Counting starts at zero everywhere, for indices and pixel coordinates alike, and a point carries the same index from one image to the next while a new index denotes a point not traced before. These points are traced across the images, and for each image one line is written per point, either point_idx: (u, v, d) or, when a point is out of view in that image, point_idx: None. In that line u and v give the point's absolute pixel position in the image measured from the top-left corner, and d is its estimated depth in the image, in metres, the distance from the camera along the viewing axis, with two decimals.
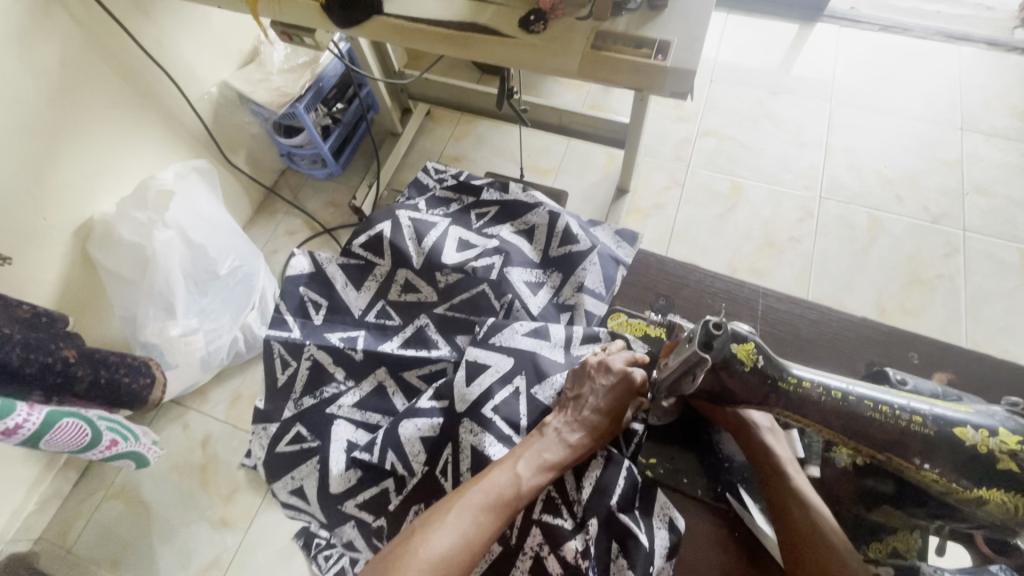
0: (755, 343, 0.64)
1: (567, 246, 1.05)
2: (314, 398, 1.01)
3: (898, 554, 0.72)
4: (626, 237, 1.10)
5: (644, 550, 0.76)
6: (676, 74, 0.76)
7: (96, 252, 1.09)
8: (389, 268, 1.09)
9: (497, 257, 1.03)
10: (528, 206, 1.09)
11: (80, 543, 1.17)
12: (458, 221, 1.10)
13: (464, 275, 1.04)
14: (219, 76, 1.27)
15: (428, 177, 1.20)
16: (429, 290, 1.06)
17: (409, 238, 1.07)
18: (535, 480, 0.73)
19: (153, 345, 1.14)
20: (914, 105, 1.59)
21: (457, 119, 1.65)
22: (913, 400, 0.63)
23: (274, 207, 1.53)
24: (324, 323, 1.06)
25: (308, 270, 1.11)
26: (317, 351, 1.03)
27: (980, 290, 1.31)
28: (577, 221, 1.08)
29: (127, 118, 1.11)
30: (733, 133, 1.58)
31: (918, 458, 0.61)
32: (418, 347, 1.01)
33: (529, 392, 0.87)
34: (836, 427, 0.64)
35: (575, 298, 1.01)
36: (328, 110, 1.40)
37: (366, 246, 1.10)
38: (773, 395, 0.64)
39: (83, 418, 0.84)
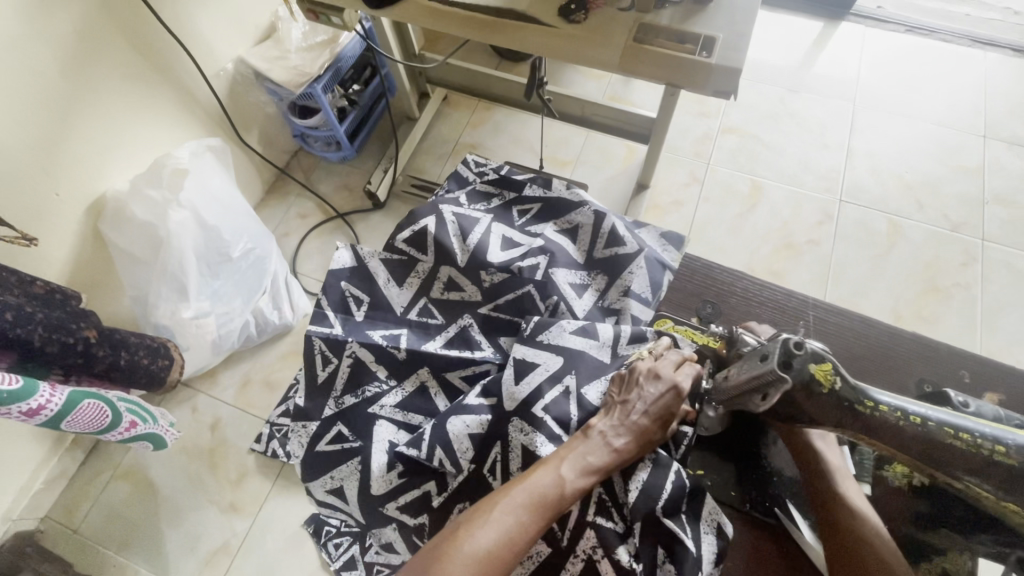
0: (833, 363, 0.61)
1: (614, 247, 0.95)
2: (355, 398, 0.91)
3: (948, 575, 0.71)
4: (672, 240, 1.02)
5: (693, 555, 0.73)
6: (720, 73, 0.74)
7: (108, 230, 1.06)
8: (432, 265, 0.97)
9: (542, 257, 0.94)
10: (571, 202, 0.99)
11: (87, 523, 1.16)
12: (500, 217, 1.00)
13: (510, 275, 0.94)
14: (235, 52, 1.23)
15: (467, 168, 1.09)
16: (474, 290, 0.95)
17: (452, 234, 0.97)
18: (578, 484, 0.69)
19: (165, 327, 1.13)
20: (937, 110, 1.57)
21: (474, 105, 1.62)
22: (995, 428, 0.60)
23: (286, 188, 1.50)
24: (366, 319, 0.95)
25: (350, 264, 0.99)
26: (359, 347, 0.92)
27: (996, 300, 1.31)
28: (622, 221, 0.99)
29: (142, 92, 1.08)
30: (755, 131, 1.55)
31: (998, 488, 0.59)
32: (461, 347, 0.91)
33: (579, 393, 0.80)
34: (912, 453, 0.62)
35: (621, 303, 0.91)
36: (345, 91, 1.37)
37: (410, 240, 0.98)
38: (851, 419, 0.62)
39: (104, 399, 0.82)
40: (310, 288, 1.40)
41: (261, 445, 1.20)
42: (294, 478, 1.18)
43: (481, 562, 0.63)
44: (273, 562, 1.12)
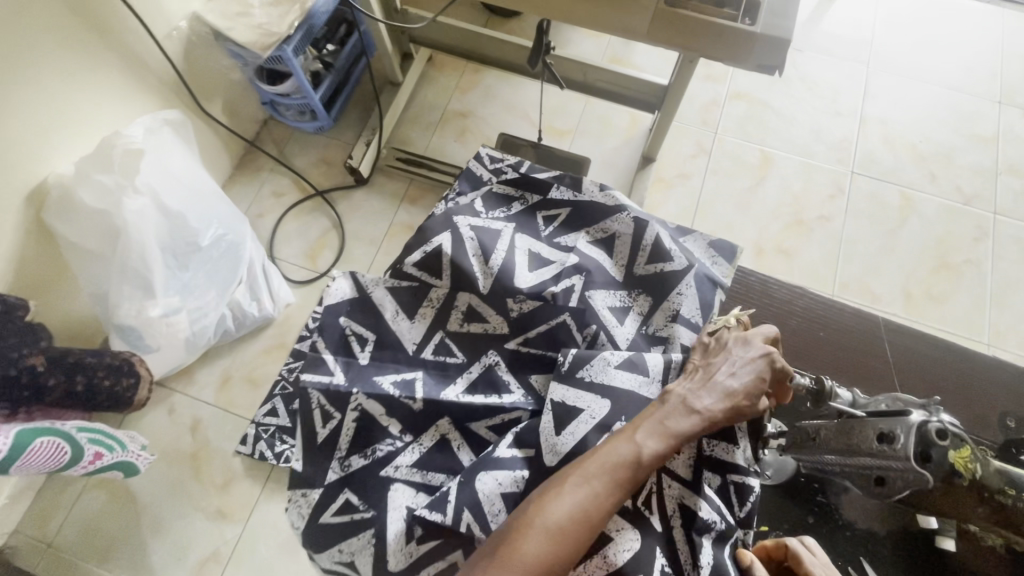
0: (969, 449, 0.62)
1: (658, 263, 0.81)
2: (364, 459, 0.75)
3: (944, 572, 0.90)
4: (723, 250, 0.86)
5: None
6: (766, 46, 0.64)
7: (53, 222, 0.93)
8: (448, 290, 0.82)
9: (577, 278, 0.80)
10: (606, 207, 0.84)
11: (61, 536, 1.08)
12: (524, 227, 0.84)
13: (542, 302, 0.80)
14: (189, 8, 1.07)
15: (481, 164, 0.91)
16: (499, 321, 0.80)
17: (470, 251, 0.81)
18: (658, 449, 0.63)
19: (130, 329, 1.00)
20: (952, 73, 1.49)
21: (462, 67, 1.47)
22: None
23: (259, 163, 1.36)
24: (372, 362, 0.79)
25: (350, 295, 0.83)
26: (365, 399, 0.77)
27: (1006, 277, 1.28)
28: (665, 229, 0.84)
29: (79, 58, 0.92)
30: (765, 98, 1.45)
31: None
32: (486, 392, 0.77)
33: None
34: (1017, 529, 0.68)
35: (667, 330, 0.78)
36: (318, 53, 1.22)
37: (420, 264, 0.82)
38: (981, 500, 0.65)
39: (60, 433, 0.73)
40: (292, 275, 1.28)
41: (246, 448, 1.12)
42: (285, 481, 1.12)
43: (558, 533, 0.59)
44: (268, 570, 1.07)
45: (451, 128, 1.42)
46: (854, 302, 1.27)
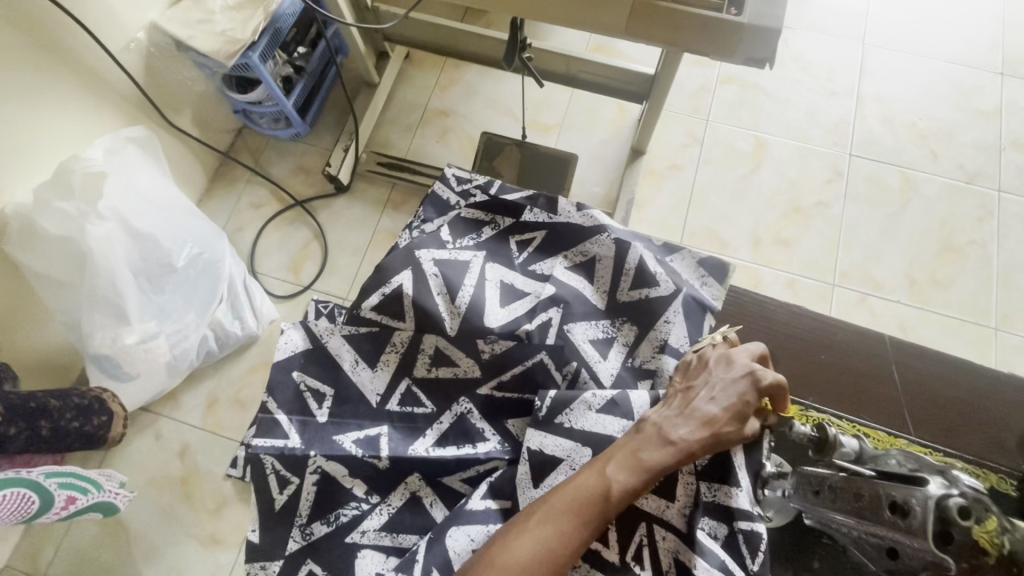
0: (998, 522, 0.52)
1: (642, 289, 0.83)
2: (327, 525, 0.81)
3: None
4: (712, 270, 0.87)
5: None
6: (752, 37, 0.59)
7: (15, 252, 0.89)
8: (413, 332, 0.84)
9: (554, 310, 0.83)
10: (583, 230, 0.87)
11: (53, 568, 1.06)
12: (496, 257, 0.87)
13: (517, 342, 0.83)
14: (147, 18, 1.01)
15: (448, 188, 0.94)
16: (469, 363, 0.83)
17: (437, 291, 0.84)
18: (628, 482, 0.63)
19: (106, 358, 0.97)
20: (951, 46, 1.43)
21: (441, 63, 1.41)
22: None
23: (235, 174, 1.31)
24: (331, 421, 0.82)
25: (303, 347, 0.86)
26: (324, 459, 0.80)
27: (1012, 257, 1.24)
28: (650, 251, 0.86)
29: (30, 78, 0.87)
30: (758, 81, 1.40)
31: None
32: (458, 442, 0.80)
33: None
34: None
35: (654, 361, 0.80)
36: (288, 56, 1.16)
37: (380, 308, 0.85)
38: None
39: (28, 482, 0.72)
40: (275, 290, 1.24)
41: (238, 471, 1.06)
42: None
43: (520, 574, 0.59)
44: None
45: (433, 128, 1.36)
46: (857, 290, 1.23)
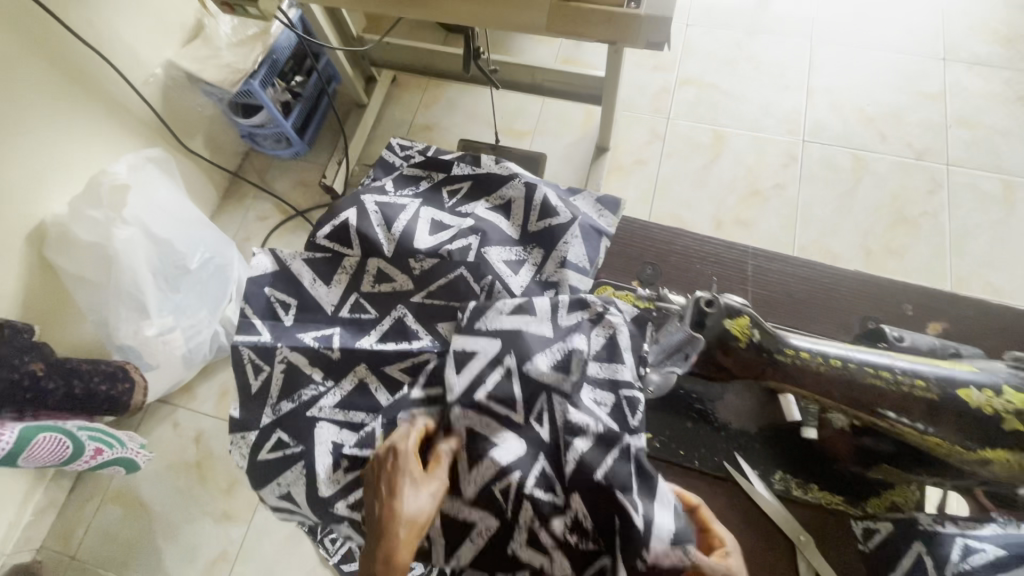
0: (749, 317, 0.61)
1: (547, 222, 0.80)
2: (293, 403, 0.75)
3: (898, 509, 0.67)
4: (608, 204, 0.87)
5: (637, 533, 0.59)
6: (651, 24, 0.71)
7: (54, 257, 1.03)
8: (360, 259, 0.80)
9: (473, 237, 0.79)
10: (500, 175, 0.84)
11: (84, 547, 1.17)
12: (428, 201, 0.83)
13: (439, 261, 0.78)
14: (163, 56, 1.18)
15: (394, 154, 0.93)
16: (404, 281, 0.79)
17: (376, 224, 0.80)
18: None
19: (130, 348, 1.11)
20: (895, 37, 1.53)
21: (424, 84, 1.57)
22: (916, 364, 0.57)
23: (242, 191, 1.46)
24: (297, 322, 0.78)
25: (272, 269, 0.80)
26: (290, 351, 0.76)
27: (962, 224, 1.32)
28: (553, 190, 0.85)
29: (67, 110, 1.03)
30: (714, 80, 1.51)
31: (923, 424, 0.56)
32: (397, 339, 0.76)
33: (522, 372, 0.65)
34: (837, 399, 0.59)
35: (559, 275, 0.78)
36: (287, 84, 1.31)
37: (333, 236, 0.81)
38: (771, 369, 0.61)
39: (62, 431, 0.82)
40: None
41: None
42: None
43: None
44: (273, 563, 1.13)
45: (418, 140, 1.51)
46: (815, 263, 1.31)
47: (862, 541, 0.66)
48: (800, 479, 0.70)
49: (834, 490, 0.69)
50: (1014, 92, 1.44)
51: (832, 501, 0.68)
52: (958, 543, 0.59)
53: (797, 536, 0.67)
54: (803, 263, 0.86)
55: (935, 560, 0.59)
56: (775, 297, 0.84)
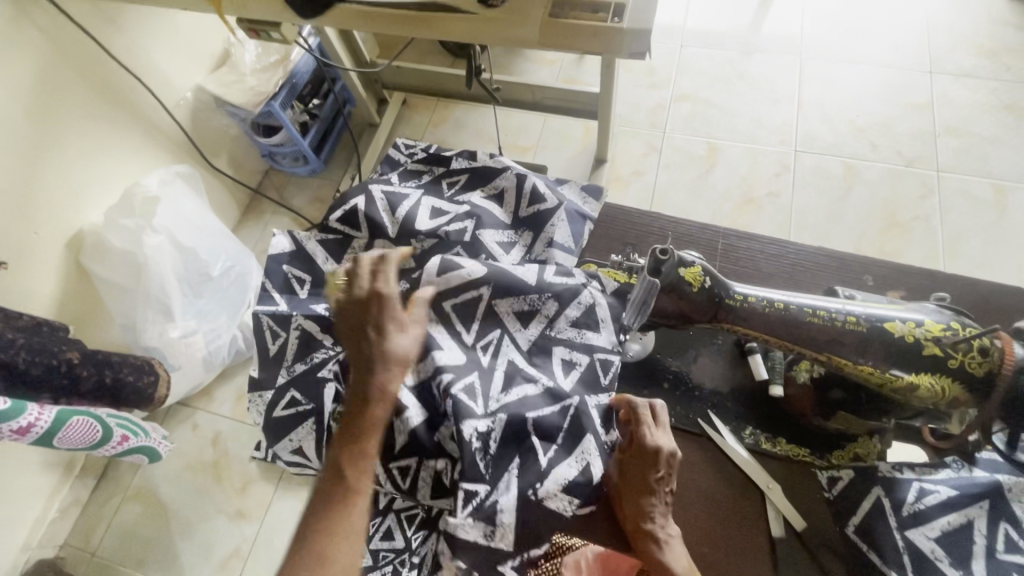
0: (701, 266, 0.69)
1: (535, 205, 1.07)
2: (305, 364, 1.02)
3: (858, 458, 0.82)
4: (591, 192, 1.13)
5: (539, 470, 0.82)
6: (633, 36, 0.78)
7: (89, 262, 1.11)
8: (367, 240, 1.09)
9: (469, 221, 1.05)
10: (495, 169, 1.11)
11: (104, 545, 1.21)
12: (430, 192, 1.11)
13: (438, 240, 1.06)
14: (193, 81, 1.29)
15: (399, 152, 1.22)
16: (406, 257, 1.07)
17: (382, 210, 1.08)
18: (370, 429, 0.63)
19: (155, 350, 1.16)
20: (882, 52, 1.59)
21: (433, 105, 1.66)
22: (848, 304, 0.69)
23: (261, 207, 1.55)
24: (310, 295, 1.06)
25: (289, 249, 1.10)
26: (303, 320, 1.03)
27: (955, 227, 1.35)
28: (543, 181, 1.10)
29: (106, 128, 1.13)
30: (708, 96, 1.58)
31: (853, 354, 0.68)
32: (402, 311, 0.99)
33: (490, 303, 0.93)
34: (780, 334, 0.70)
35: (545, 253, 1.04)
36: (305, 106, 1.41)
37: (342, 220, 1.09)
38: (721, 311, 0.71)
39: (92, 415, 0.88)
40: None
41: (259, 453, 1.23)
42: (297, 479, 1.23)
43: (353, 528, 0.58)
44: (282, 560, 1.16)
45: None
46: None
47: (828, 488, 0.80)
48: (768, 435, 0.85)
49: (802, 443, 0.84)
50: (1001, 101, 1.49)
51: (800, 453, 0.83)
52: (914, 486, 0.76)
53: (766, 483, 0.81)
54: (777, 245, 1.05)
55: (893, 499, 0.76)
56: (743, 272, 1.04)
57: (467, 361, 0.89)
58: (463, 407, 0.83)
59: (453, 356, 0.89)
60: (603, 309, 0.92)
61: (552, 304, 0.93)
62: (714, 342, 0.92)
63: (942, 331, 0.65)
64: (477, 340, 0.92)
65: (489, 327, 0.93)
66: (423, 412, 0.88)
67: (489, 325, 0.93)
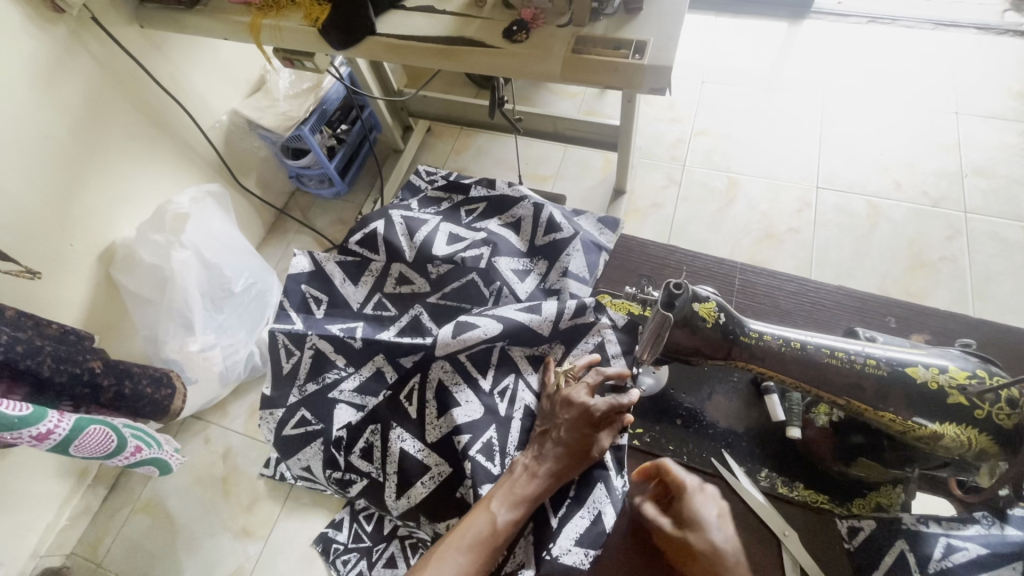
0: (716, 302, 0.69)
1: (552, 234, 1.08)
2: (317, 384, 1.02)
3: (881, 508, 0.77)
4: (608, 224, 1.13)
5: (552, 531, 0.83)
6: (655, 72, 0.80)
7: (118, 275, 1.15)
8: (384, 263, 1.11)
9: (485, 248, 1.07)
10: (513, 198, 1.13)
11: (109, 556, 1.21)
12: (448, 218, 1.14)
13: (454, 265, 1.07)
14: (229, 105, 1.34)
15: (420, 178, 1.25)
16: (422, 282, 1.09)
17: (400, 234, 1.11)
18: (509, 516, 0.76)
19: (174, 361, 1.18)
20: (906, 92, 1.59)
21: (456, 133, 1.71)
22: (867, 346, 0.67)
23: (286, 226, 1.59)
24: (325, 315, 1.08)
25: (309, 268, 1.12)
26: (318, 339, 1.04)
27: (985, 271, 1.31)
28: (560, 211, 1.12)
29: (145, 148, 1.18)
30: (728, 131, 1.59)
31: (874, 398, 0.65)
32: (413, 335, 1.03)
33: (503, 350, 0.96)
34: (796, 376, 0.69)
35: (560, 282, 1.04)
36: (333, 131, 1.46)
37: (362, 243, 1.12)
38: (736, 349, 0.70)
39: (110, 425, 0.89)
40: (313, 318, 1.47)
41: (269, 471, 1.24)
42: (303, 498, 1.22)
43: None
44: None
45: None
46: None
47: (848, 538, 0.76)
48: (784, 478, 0.81)
49: (821, 489, 0.80)
50: None
51: (819, 500, 0.79)
52: (941, 542, 0.69)
53: (782, 530, 0.76)
54: (790, 279, 1.02)
55: (917, 555, 0.70)
56: (764, 305, 1.00)
57: (484, 416, 0.91)
58: (480, 468, 0.87)
59: (472, 412, 0.92)
60: (613, 345, 0.92)
61: (559, 348, 0.95)
62: (730, 379, 0.90)
63: (969, 379, 0.62)
64: (494, 387, 0.94)
65: (504, 372, 0.95)
66: (448, 467, 0.92)
67: (504, 370, 0.95)
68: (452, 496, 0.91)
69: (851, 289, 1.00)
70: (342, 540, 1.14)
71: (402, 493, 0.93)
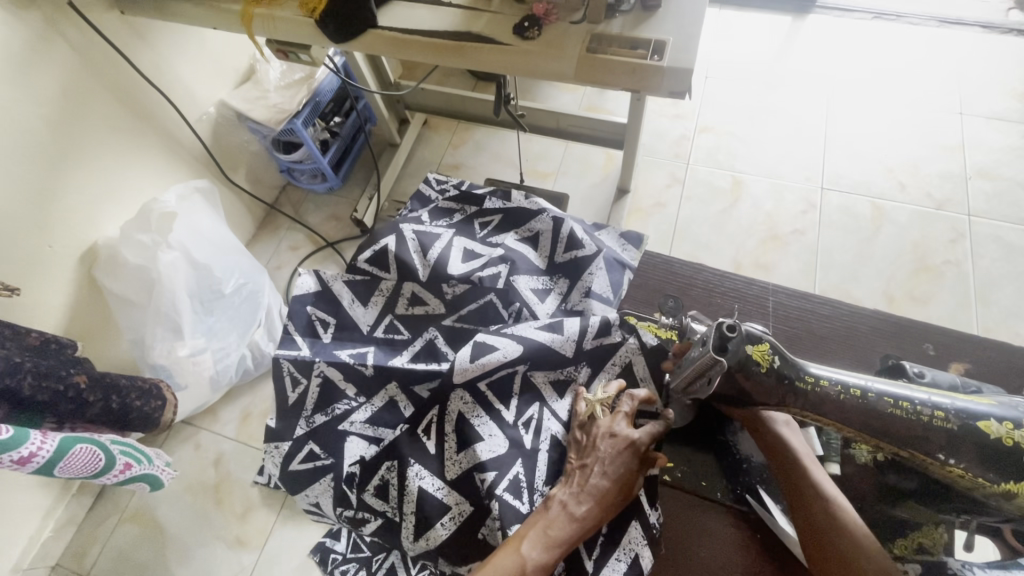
0: (769, 343, 0.68)
1: (572, 251, 1.05)
2: (325, 415, 0.98)
3: (923, 549, 0.78)
4: (631, 240, 1.14)
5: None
6: (674, 74, 0.76)
7: (100, 277, 1.09)
8: (396, 282, 1.07)
9: (503, 266, 1.04)
10: (530, 211, 1.09)
11: (97, 567, 1.17)
12: (461, 232, 1.10)
13: (472, 285, 1.04)
14: (216, 96, 1.28)
15: (430, 187, 1.21)
16: (437, 302, 1.05)
17: (413, 251, 1.07)
18: (542, 559, 0.72)
19: (162, 367, 1.13)
20: (914, 92, 1.57)
21: (454, 126, 1.65)
22: (934, 395, 0.66)
23: (277, 222, 1.53)
24: (333, 340, 1.04)
25: (315, 289, 1.08)
26: (327, 367, 1.00)
27: (988, 275, 1.31)
28: (580, 226, 1.09)
29: (127, 142, 1.12)
30: (732, 129, 1.56)
31: (942, 453, 0.64)
32: (428, 360, 1.00)
33: (526, 375, 0.93)
34: (855, 425, 0.67)
35: (582, 304, 1.02)
36: (326, 124, 1.39)
37: (371, 261, 1.08)
38: (791, 395, 0.68)
39: (96, 442, 0.85)
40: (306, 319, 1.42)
41: (262, 478, 1.19)
42: (299, 507, 1.19)
43: None
44: None
45: None
46: None
47: None
48: None
49: None
50: None
51: None
52: None
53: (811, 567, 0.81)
54: (826, 303, 1.12)
55: None
56: (797, 332, 1.09)
57: (509, 450, 0.88)
58: (507, 507, 0.84)
59: (496, 446, 0.88)
60: (640, 367, 0.93)
61: (585, 371, 0.93)
62: None
63: None
64: (517, 418, 0.91)
65: (528, 401, 0.92)
66: (469, 505, 0.88)
67: (528, 400, 0.92)
68: (474, 538, 0.87)
69: (887, 313, 1.09)
70: (341, 550, 1.12)
71: (421, 535, 0.89)
